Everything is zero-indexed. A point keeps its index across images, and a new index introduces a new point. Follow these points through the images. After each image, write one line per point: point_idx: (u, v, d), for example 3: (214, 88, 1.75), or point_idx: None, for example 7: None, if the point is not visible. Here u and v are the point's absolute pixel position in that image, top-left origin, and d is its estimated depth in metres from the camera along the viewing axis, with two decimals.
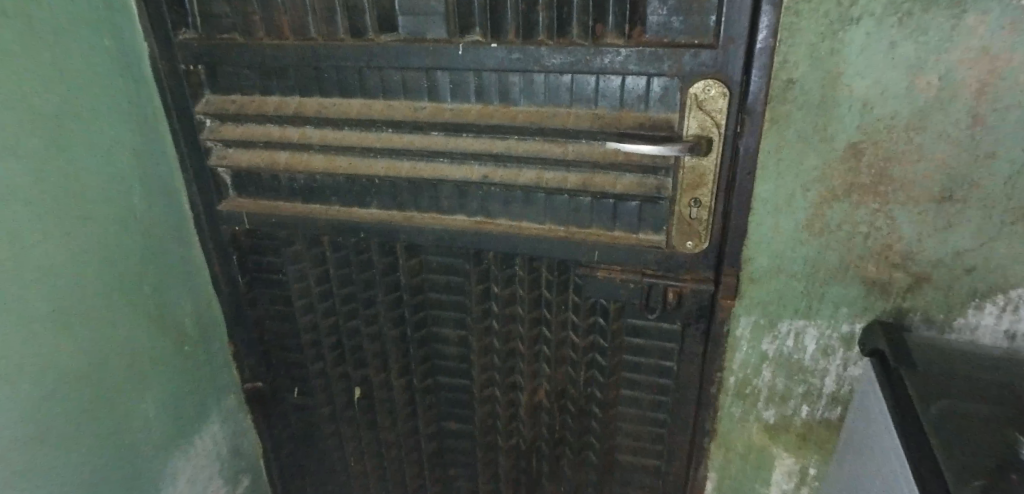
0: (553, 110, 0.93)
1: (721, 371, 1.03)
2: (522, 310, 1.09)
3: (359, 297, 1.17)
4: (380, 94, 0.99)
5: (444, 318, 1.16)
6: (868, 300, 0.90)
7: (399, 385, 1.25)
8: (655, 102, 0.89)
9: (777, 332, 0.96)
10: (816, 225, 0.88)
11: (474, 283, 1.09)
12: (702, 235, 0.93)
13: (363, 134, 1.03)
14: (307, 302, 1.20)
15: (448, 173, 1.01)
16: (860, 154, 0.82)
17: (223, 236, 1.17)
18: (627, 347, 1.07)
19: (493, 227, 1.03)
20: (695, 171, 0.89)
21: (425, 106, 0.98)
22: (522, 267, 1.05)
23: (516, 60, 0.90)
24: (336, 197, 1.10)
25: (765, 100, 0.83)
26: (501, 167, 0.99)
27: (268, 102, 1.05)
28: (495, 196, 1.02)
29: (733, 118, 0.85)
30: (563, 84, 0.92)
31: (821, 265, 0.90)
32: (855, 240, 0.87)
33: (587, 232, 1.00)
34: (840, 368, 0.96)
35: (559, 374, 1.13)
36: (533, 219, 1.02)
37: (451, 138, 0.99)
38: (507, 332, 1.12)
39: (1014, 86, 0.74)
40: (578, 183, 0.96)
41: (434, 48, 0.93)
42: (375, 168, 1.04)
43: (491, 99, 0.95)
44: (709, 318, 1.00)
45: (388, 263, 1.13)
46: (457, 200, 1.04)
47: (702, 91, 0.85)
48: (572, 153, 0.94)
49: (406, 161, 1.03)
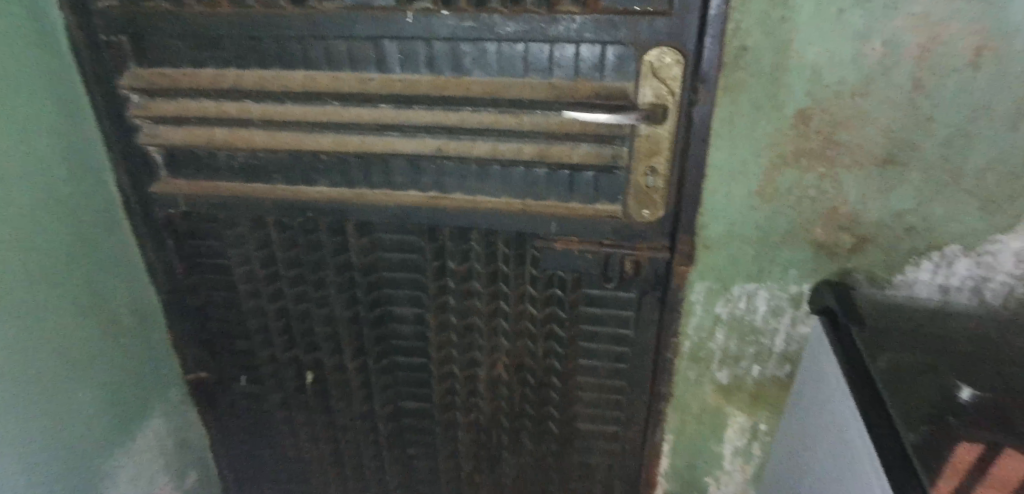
0: (507, 80, 0.91)
1: (677, 336, 1.05)
2: (480, 285, 1.08)
3: (308, 279, 1.12)
4: (324, 65, 0.94)
5: (399, 297, 1.14)
6: (817, 261, 0.93)
7: (354, 367, 1.22)
8: (611, 71, 0.88)
9: (730, 295, 0.99)
10: (767, 190, 0.90)
11: (430, 260, 1.07)
12: (658, 204, 0.94)
13: (308, 108, 0.96)
14: (254, 286, 1.15)
15: (399, 147, 0.97)
16: (810, 119, 0.84)
17: (157, 220, 1.10)
18: (585, 317, 1.09)
19: (448, 202, 1.01)
20: (651, 140, 0.89)
21: (374, 78, 0.93)
22: (479, 242, 1.04)
23: (470, 29, 0.87)
24: (281, 175, 1.04)
25: (719, 67, 0.84)
26: (455, 139, 0.96)
27: (202, 74, 0.97)
28: (450, 169, 0.99)
29: (688, 85, 0.85)
30: (518, 53, 0.89)
31: (772, 229, 0.92)
32: (805, 204, 0.90)
33: (544, 204, 0.99)
34: (789, 328, 1.00)
35: (518, 347, 1.14)
36: (488, 192, 1.00)
37: (403, 111, 0.95)
38: (465, 308, 1.11)
39: (952, 52, 0.78)
40: (535, 155, 0.94)
41: (383, 17, 0.88)
42: (321, 144, 0.99)
43: (444, 70, 0.92)
44: (665, 286, 1.01)
45: (338, 243, 1.08)
46: (410, 175, 1.01)
47: (656, 58, 0.84)
48: (529, 125, 0.92)
49: (354, 135, 0.98)
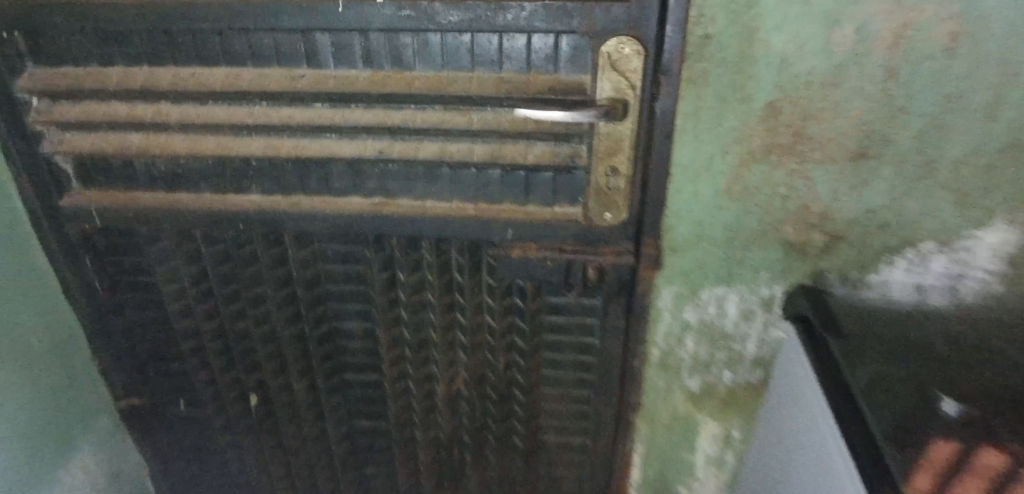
0: (454, 74, 0.83)
1: (644, 344, 0.99)
2: (433, 297, 1.00)
3: (245, 296, 1.03)
4: (249, 61, 0.84)
5: (347, 311, 1.05)
6: (788, 262, 0.88)
7: (301, 387, 1.13)
8: (566, 63, 0.81)
9: (699, 301, 0.93)
10: (735, 188, 0.84)
11: (377, 271, 0.98)
12: (621, 206, 0.87)
13: (233, 109, 0.87)
14: (186, 305, 1.05)
15: (338, 150, 0.88)
16: (779, 112, 0.79)
17: (71, 237, 0.99)
18: (548, 326, 1.02)
19: (395, 209, 0.92)
20: (611, 138, 0.82)
21: (305, 74, 0.84)
22: (430, 251, 0.95)
23: (410, 20, 0.79)
24: (207, 183, 0.94)
25: (682, 57, 0.77)
26: (399, 141, 0.88)
27: (109, 74, 0.86)
28: (396, 172, 0.91)
29: (650, 78, 0.79)
30: (463, 44, 0.81)
31: (741, 230, 0.87)
32: (775, 202, 0.84)
33: (498, 209, 0.91)
34: (761, 332, 0.95)
35: (476, 361, 1.06)
36: (438, 197, 0.92)
37: (340, 110, 0.86)
38: (418, 321, 1.03)
39: (926, 38, 0.72)
40: (487, 156, 0.86)
41: (310, 6, 0.79)
42: (252, 149, 0.89)
43: (383, 64, 0.83)
44: (631, 292, 0.95)
45: (275, 256, 0.98)
46: (352, 180, 0.92)
47: (615, 49, 0.77)
48: (478, 123, 0.84)
49: (287, 138, 0.88)
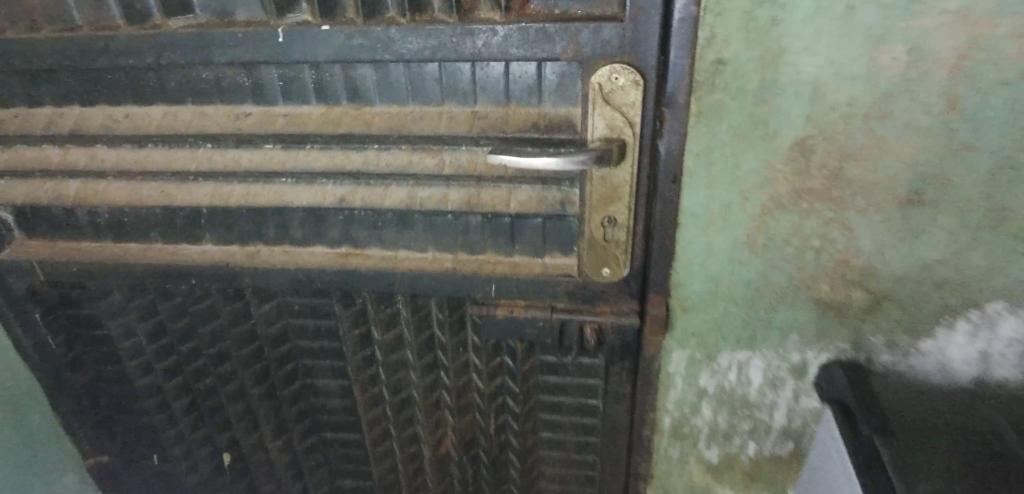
0: (420, 109, 0.70)
1: (653, 411, 0.86)
2: (412, 356, 0.89)
3: (206, 354, 0.93)
4: (189, 98, 0.73)
5: (320, 368, 0.94)
6: (822, 324, 0.74)
7: (277, 446, 1.02)
8: (551, 94, 0.67)
9: (717, 366, 0.80)
10: (757, 240, 0.70)
11: (348, 328, 0.87)
12: (621, 260, 0.73)
13: (174, 153, 0.76)
14: (144, 364, 0.95)
15: (293, 198, 0.76)
16: (810, 150, 0.64)
17: (16, 292, 0.90)
18: (543, 387, 0.90)
19: (362, 261, 0.80)
20: (607, 183, 0.68)
21: (250, 113, 0.73)
22: (405, 308, 0.84)
23: (360, 48, 0.65)
24: (157, 233, 0.84)
25: (689, 87, 0.63)
26: (361, 186, 0.76)
27: (37, 116, 0.77)
28: (361, 219, 0.79)
29: (651, 112, 0.64)
30: (430, 73, 0.68)
31: (766, 287, 0.73)
32: (808, 256, 0.70)
33: (479, 260, 0.79)
34: (791, 401, 0.81)
35: (464, 423, 0.94)
36: (411, 246, 0.80)
37: (292, 152, 0.74)
38: (398, 381, 0.92)
39: (1000, 59, 0.57)
40: (462, 203, 0.74)
41: (244, 36, 0.66)
42: (198, 197, 0.78)
43: (339, 98, 0.71)
44: (637, 355, 0.82)
45: (236, 310, 0.88)
46: (314, 228, 0.80)
47: (606, 78, 0.63)
48: (450, 167, 0.71)
49: (236, 185, 0.77)
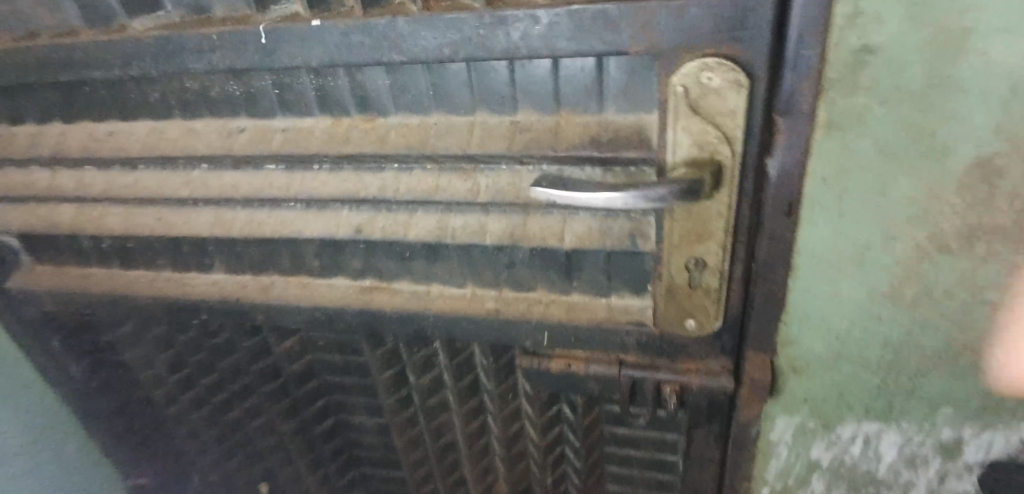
0: (445, 121, 0.55)
1: (747, 480, 0.70)
2: (453, 401, 0.76)
3: (229, 389, 0.83)
4: (175, 111, 0.61)
5: (353, 404, 0.82)
6: (991, 398, 0.56)
7: (314, 481, 0.92)
8: (615, 98, 0.50)
9: (835, 437, 0.63)
10: (905, 291, 0.51)
11: (380, 371, 0.75)
12: (710, 311, 0.56)
13: (166, 176, 0.64)
14: (170, 396, 0.86)
15: (302, 227, 0.63)
16: (997, 173, 0.45)
17: (32, 319, 0.82)
18: (610, 437, 0.75)
19: (389, 298, 0.67)
20: (694, 216, 0.50)
21: (246, 128, 0.59)
22: (443, 351, 0.70)
23: (362, 48, 0.49)
24: (165, 259, 0.72)
25: (817, 89, 0.44)
26: (382, 213, 0.61)
27: (20, 135, 0.67)
28: (384, 250, 0.64)
29: (757, 123, 0.46)
30: (455, 75, 0.52)
31: (912, 352, 0.55)
32: (980, 312, 0.51)
33: (530, 300, 0.63)
34: (933, 481, 0.63)
35: (516, 474, 0.81)
36: (446, 280, 0.65)
37: (299, 175, 0.60)
38: (439, 425, 0.79)
39: None
40: (504, 236, 0.58)
41: (219, 39, 0.52)
42: (197, 226, 0.66)
43: (347, 109, 0.56)
44: (727, 418, 0.65)
45: (256, 346, 0.78)
46: (330, 258, 0.66)
47: (694, 79, 0.44)
48: (486, 193, 0.55)
49: (239, 211, 0.65)
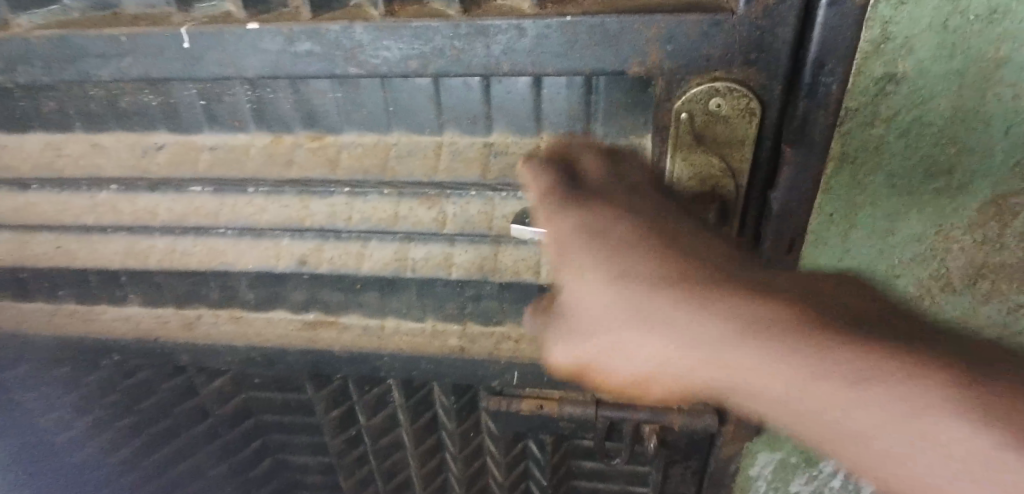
0: (408, 143, 0.48)
1: None
2: (408, 442, 0.69)
3: (149, 432, 0.72)
4: (76, 123, 0.52)
5: (295, 443, 0.74)
6: None
7: None
8: (604, 121, 0.45)
9: (817, 473, 0.60)
10: None
11: (324, 412, 0.67)
12: None
13: (67, 199, 0.54)
14: (59, 456, 0.72)
15: (233, 259, 0.54)
16: (1010, 214, 0.41)
17: None
18: (578, 473, 0.71)
19: (336, 336, 0.58)
20: None
21: (165, 144, 0.51)
22: (398, 391, 0.65)
23: (310, 58, 0.41)
24: (66, 291, 0.62)
25: (833, 120, 0.39)
26: (330, 241, 0.53)
27: None
28: (332, 283, 0.56)
29: (764, 155, 0.42)
30: (420, 89, 0.45)
31: None
32: None
33: (498, 336, 0.56)
34: None
35: None
36: (403, 314, 0.58)
37: (229, 201, 0.51)
38: (392, 466, 0.72)
39: None
40: (474, 265, 0.51)
41: (129, 41, 0.43)
42: (106, 258, 0.56)
43: (289, 125, 0.49)
44: (704, 455, 0.61)
45: (179, 386, 0.70)
46: (268, 290, 0.58)
47: (703, 106, 0.40)
48: (453, 223, 0.48)
49: (158, 239, 0.55)
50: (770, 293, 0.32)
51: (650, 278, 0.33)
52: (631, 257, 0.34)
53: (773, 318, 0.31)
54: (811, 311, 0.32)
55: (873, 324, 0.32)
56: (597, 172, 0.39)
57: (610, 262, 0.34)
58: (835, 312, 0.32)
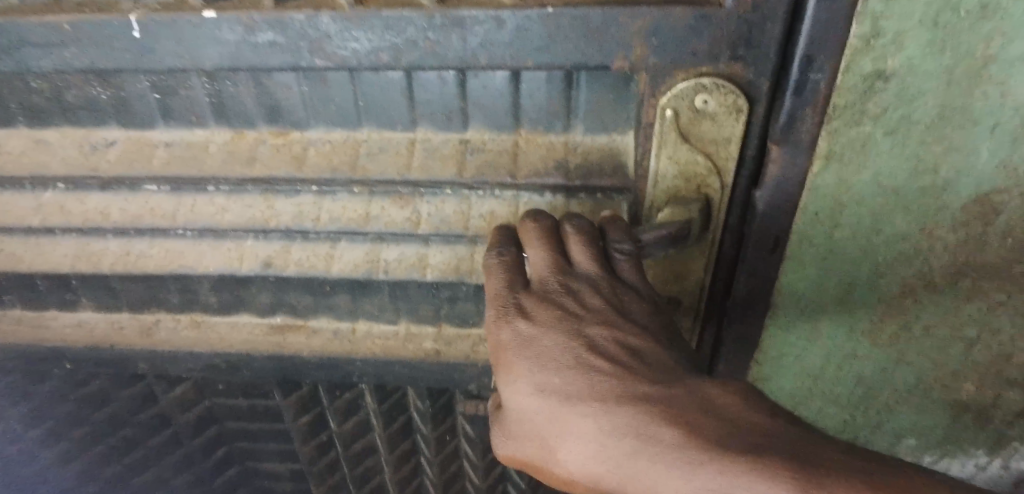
0: (379, 139, 0.45)
1: None
2: (382, 447, 0.67)
3: (107, 442, 0.69)
4: (17, 117, 0.48)
5: (263, 450, 0.72)
6: (954, 430, 0.54)
7: None
8: (586, 117, 0.43)
9: None
10: (886, 329, 0.48)
11: (292, 419, 0.64)
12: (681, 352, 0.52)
13: (11, 198, 0.50)
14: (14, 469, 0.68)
15: (193, 262, 0.51)
16: (994, 211, 0.41)
17: None
18: None
19: (304, 340, 0.56)
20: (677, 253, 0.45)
21: (115, 140, 0.47)
22: (371, 396, 0.63)
23: (272, 50, 0.39)
24: (13, 297, 0.57)
25: (820, 117, 0.38)
26: (297, 242, 0.50)
27: None
28: (299, 285, 0.53)
29: (750, 153, 0.40)
30: (392, 83, 0.43)
31: (884, 388, 0.52)
32: (955, 349, 0.48)
33: (475, 338, 0.54)
34: None
35: None
36: (375, 317, 0.55)
37: (187, 200, 0.48)
38: (365, 472, 0.70)
39: None
40: (450, 267, 0.48)
41: (73, 30, 0.39)
42: (54, 261, 0.53)
43: (251, 121, 0.46)
44: None
45: (138, 394, 0.66)
46: (230, 294, 0.54)
47: (688, 102, 0.38)
48: (428, 223, 0.46)
49: (111, 241, 0.52)
50: (666, 410, 0.32)
51: (562, 389, 0.35)
52: (549, 372, 0.36)
53: (658, 435, 0.31)
54: (701, 425, 0.31)
55: (774, 439, 0.30)
56: (537, 263, 0.40)
57: (530, 370, 0.36)
58: (730, 423, 0.31)
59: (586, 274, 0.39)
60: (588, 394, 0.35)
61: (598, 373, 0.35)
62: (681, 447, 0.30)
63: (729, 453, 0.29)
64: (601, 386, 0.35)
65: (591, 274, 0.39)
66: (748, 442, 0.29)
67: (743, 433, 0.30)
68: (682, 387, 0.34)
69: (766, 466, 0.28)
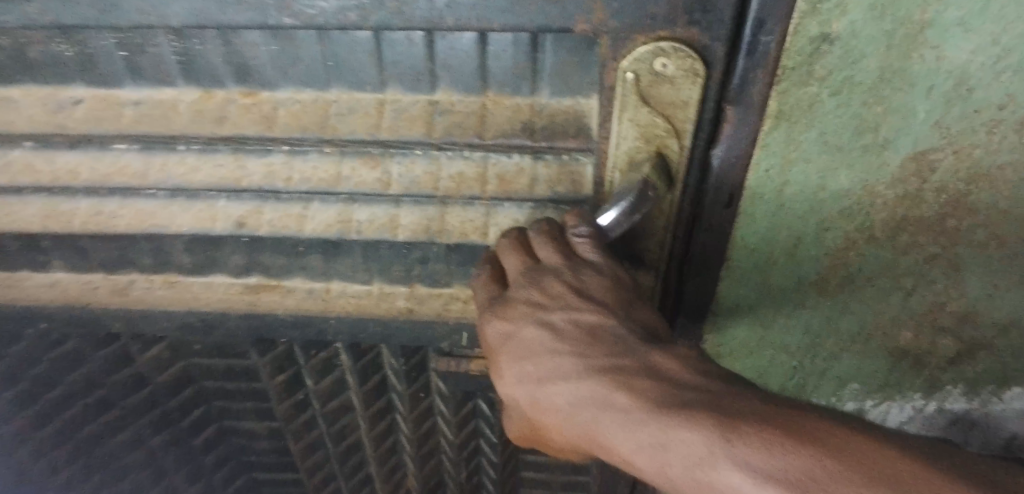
0: (349, 100, 0.46)
1: None
2: (358, 404, 0.69)
3: (81, 404, 0.69)
4: None
5: (241, 409, 0.73)
6: (892, 375, 0.58)
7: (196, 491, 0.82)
8: (550, 78, 0.44)
9: None
10: (832, 280, 0.51)
11: (269, 378, 0.66)
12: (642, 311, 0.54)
13: None
14: None
15: (166, 222, 0.52)
16: (929, 169, 0.43)
17: None
18: None
19: (279, 300, 0.57)
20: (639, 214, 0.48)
21: (82, 99, 0.47)
22: (346, 355, 0.65)
23: (239, 7, 0.39)
24: None
25: (770, 78, 0.40)
26: (269, 203, 0.51)
27: None
28: (272, 247, 0.54)
29: (707, 116, 0.42)
30: (360, 44, 0.43)
31: (829, 334, 0.56)
32: (893, 298, 0.52)
33: (446, 296, 0.56)
34: None
35: (428, 469, 0.77)
36: (349, 278, 0.56)
37: (157, 160, 0.48)
38: (342, 428, 0.72)
39: None
40: (421, 227, 0.50)
41: None
42: (24, 221, 0.53)
43: (220, 80, 0.46)
44: None
45: (113, 354, 0.67)
46: (204, 254, 0.55)
47: (648, 65, 0.40)
48: (398, 184, 0.48)
49: (80, 201, 0.52)
50: (617, 379, 0.37)
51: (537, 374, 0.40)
52: (526, 361, 0.41)
53: (611, 402, 0.36)
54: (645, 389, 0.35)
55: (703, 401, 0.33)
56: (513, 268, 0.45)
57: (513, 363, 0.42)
58: (668, 386, 0.35)
59: (550, 264, 0.43)
60: (557, 374, 0.39)
61: (561, 353, 0.40)
62: (629, 409, 0.35)
63: (663, 418, 0.33)
64: (564, 363, 0.39)
65: (556, 265, 0.43)
66: (680, 405, 0.33)
67: (678, 395, 0.34)
68: (635, 357, 0.38)
69: (694, 421, 0.32)
